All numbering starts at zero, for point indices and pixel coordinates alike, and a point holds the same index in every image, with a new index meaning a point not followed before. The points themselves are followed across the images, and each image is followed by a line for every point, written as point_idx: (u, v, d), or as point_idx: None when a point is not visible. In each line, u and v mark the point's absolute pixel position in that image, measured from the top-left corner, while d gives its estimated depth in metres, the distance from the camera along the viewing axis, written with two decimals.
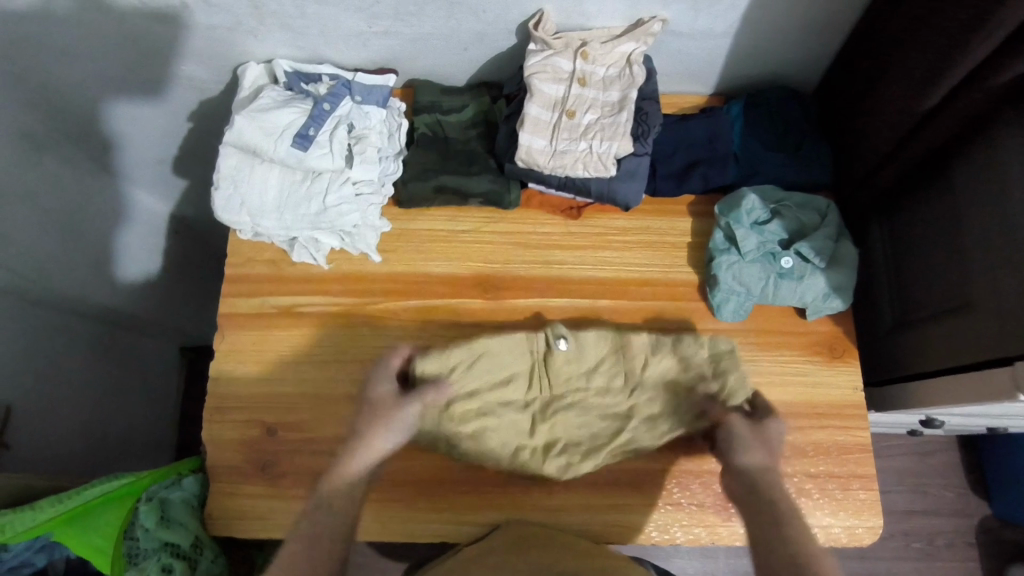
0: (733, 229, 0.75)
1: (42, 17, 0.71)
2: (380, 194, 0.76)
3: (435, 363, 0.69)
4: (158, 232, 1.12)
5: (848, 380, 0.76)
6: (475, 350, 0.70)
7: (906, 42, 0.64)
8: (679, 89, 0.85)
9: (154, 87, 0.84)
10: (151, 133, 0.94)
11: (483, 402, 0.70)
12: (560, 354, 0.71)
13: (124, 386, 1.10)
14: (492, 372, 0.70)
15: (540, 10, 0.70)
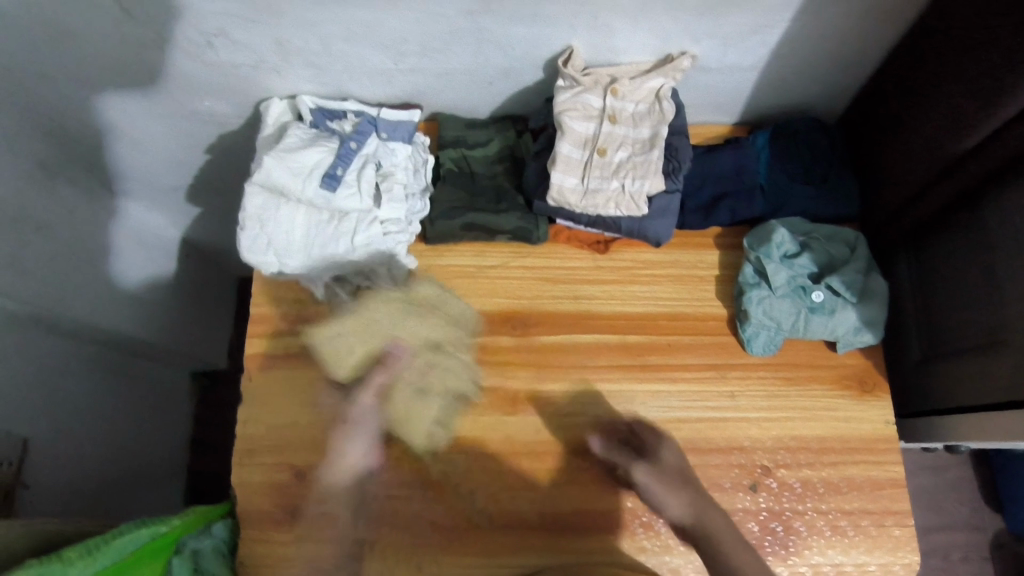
0: (764, 264, 0.74)
1: (60, 51, 0.70)
2: (407, 231, 0.75)
3: (352, 325, 0.73)
4: (167, 256, 1.10)
5: (879, 414, 0.75)
6: (368, 314, 0.73)
7: (946, 78, 0.63)
8: (704, 120, 0.85)
9: (172, 121, 0.83)
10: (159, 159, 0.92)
11: (359, 337, 0.72)
12: (426, 296, 0.76)
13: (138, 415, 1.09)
14: (369, 321, 0.73)
15: (569, 47, 0.69)
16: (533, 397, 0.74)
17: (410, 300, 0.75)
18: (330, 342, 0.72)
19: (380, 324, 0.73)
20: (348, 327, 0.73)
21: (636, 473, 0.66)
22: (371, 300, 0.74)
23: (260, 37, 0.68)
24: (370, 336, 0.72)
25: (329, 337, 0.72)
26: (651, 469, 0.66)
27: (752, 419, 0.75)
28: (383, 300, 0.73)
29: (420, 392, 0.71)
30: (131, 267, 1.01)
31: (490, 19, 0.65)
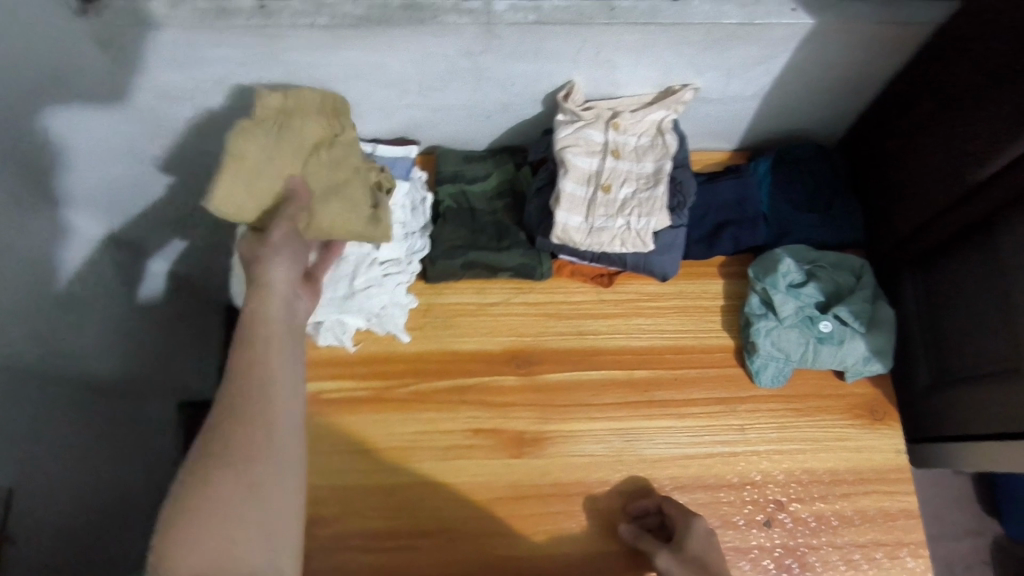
0: (770, 295, 0.73)
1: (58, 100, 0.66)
2: (407, 271, 0.73)
3: (238, 193, 0.59)
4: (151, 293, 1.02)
5: (889, 443, 0.75)
6: (252, 157, 0.59)
7: (962, 106, 0.62)
8: (704, 147, 0.84)
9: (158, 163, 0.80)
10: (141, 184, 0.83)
11: (262, 168, 0.60)
12: (299, 105, 0.63)
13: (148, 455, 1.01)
14: (256, 165, 0.60)
15: (569, 81, 0.68)
16: (541, 438, 0.72)
17: (274, 118, 0.62)
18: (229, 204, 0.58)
19: (304, 136, 0.63)
20: (244, 208, 0.59)
21: (662, 564, 0.62)
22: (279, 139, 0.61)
23: (253, 78, 0.65)
24: (282, 137, 0.61)
25: (230, 203, 0.58)
26: (679, 559, 0.62)
27: (763, 452, 0.74)
28: (286, 124, 0.62)
29: (340, 191, 0.65)
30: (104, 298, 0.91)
31: (490, 58, 0.63)
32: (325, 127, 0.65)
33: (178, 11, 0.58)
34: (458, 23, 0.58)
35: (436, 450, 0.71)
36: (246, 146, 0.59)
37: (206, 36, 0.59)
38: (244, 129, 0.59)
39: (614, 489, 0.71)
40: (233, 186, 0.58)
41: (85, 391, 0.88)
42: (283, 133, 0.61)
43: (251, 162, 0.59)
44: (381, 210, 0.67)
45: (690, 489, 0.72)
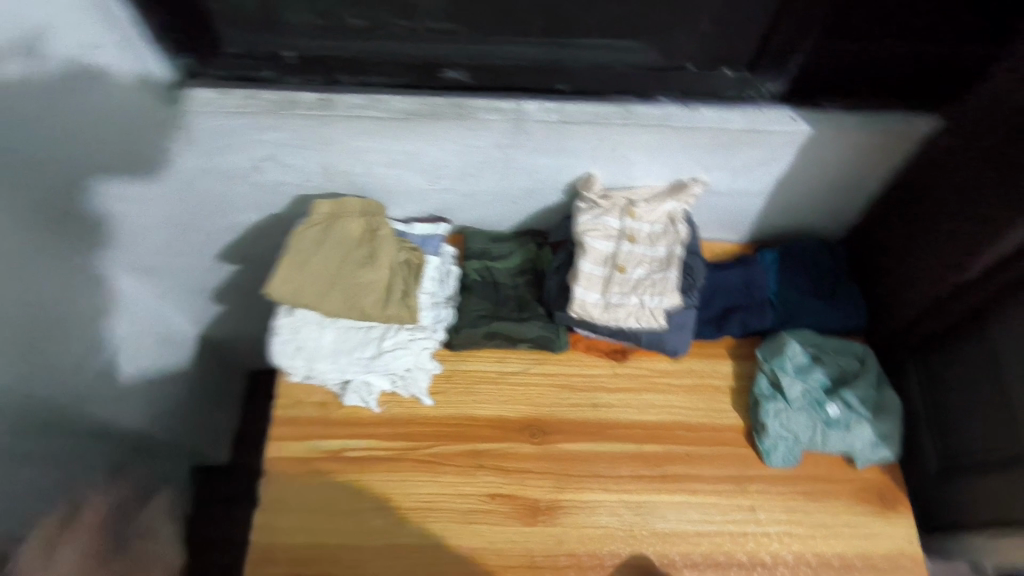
0: (778, 376, 0.77)
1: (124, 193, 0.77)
2: (433, 337, 0.78)
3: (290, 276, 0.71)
4: (88, 346, 0.86)
5: (901, 531, 0.75)
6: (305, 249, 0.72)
7: (949, 204, 0.67)
8: (713, 237, 0.90)
9: (199, 234, 0.88)
10: (143, 189, 0.77)
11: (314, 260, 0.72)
12: (350, 204, 0.76)
13: (36, 542, 0.87)
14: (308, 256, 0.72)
15: (589, 173, 0.76)
16: (554, 507, 0.74)
17: (328, 214, 0.75)
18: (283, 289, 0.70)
19: (347, 233, 0.75)
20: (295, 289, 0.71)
21: None
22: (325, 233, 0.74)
23: (307, 160, 0.74)
24: (331, 234, 0.74)
25: (284, 286, 0.71)
26: None
27: (775, 533, 0.74)
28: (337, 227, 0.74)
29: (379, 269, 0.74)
30: (91, 334, 0.85)
31: (518, 150, 0.71)
32: (364, 225, 0.76)
33: (249, 102, 0.66)
34: (491, 119, 0.67)
35: (453, 514, 0.73)
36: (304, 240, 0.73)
37: (272, 124, 0.68)
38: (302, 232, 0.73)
39: (626, 562, 0.72)
40: (291, 275, 0.71)
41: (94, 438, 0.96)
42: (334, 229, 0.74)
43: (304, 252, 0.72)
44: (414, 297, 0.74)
45: (701, 567, 0.72)
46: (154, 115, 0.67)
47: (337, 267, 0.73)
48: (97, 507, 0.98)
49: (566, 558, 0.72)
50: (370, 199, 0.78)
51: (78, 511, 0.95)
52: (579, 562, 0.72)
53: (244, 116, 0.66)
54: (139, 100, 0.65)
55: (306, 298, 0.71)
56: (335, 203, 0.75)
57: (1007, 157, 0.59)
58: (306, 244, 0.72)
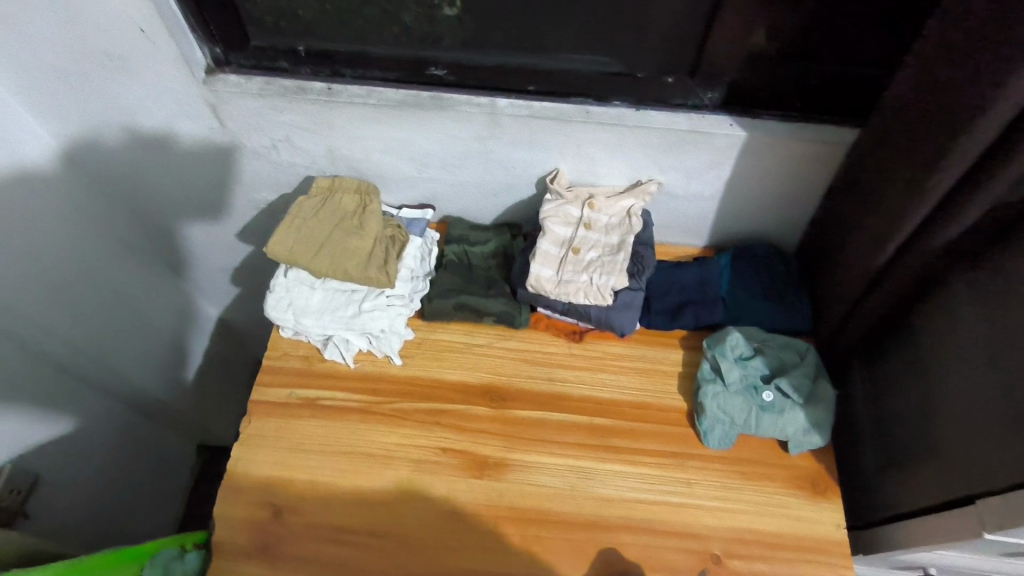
0: (719, 362, 0.83)
1: (174, 196, 1.00)
2: (409, 306, 0.88)
3: (286, 237, 0.83)
4: (126, 307, 1.06)
5: (831, 516, 0.78)
6: (302, 217, 0.84)
7: (862, 203, 0.75)
8: (677, 242, 0.99)
9: (225, 213, 1.03)
10: (178, 173, 0.95)
11: (308, 225, 0.84)
12: (347, 184, 0.88)
13: (52, 473, 0.98)
14: (303, 223, 0.84)
15: (556, 168, 0.86)
16: (502, 464, 0.80)
17: (327, 191, 0.88)
18: (280, 248, 0.82)
19: (341, 207, 0.87)
20: (290, 248, 0.83)
21: None
22: (322, 206, 0.86)
23: (315, 143, 0.86)
24: (327, 205, 0.86)
25: (280, 244, 0.82)
26: None
27: (707, 507, 0.79)
28: (333, 202, 0.86)
29: (363, 235, 0.85)
30: (122, 298, 1.05)
31: (495, 142, 0.82)
32: (356, 201, 0.87)
33: (270, 87, 0.80)
34: (470, 112, 0.78)
35: (408, 462, 0.81)
36: (303, 210, 0.85)
37: (286, 107, 0.81)
38: (302, 204, 0.86)
39: (565, 520, 0.77)
40: (288, 236, 0.83)
41: (120, 394, 1.11)
42: (330, 203, 0.86)
43: (302, 219, 0.84)
44: (392, 262, 0.83)
45: (635, 530, 0.77)
46: (192, 94, 0.81)
47: (329, 232, 0.84)
48: (105, 454, 1.10)
49: (508, 509, 0.78)
50: (366, 182, 0.89)
51: (95, 452, 1.07)
52: (521, 515, 0.77)
53: (265, 98, 0.80)
54: (174, 81, 0.80)
55: (299, 256, 0.83)
56: (332, 183, 0.88)
57: (900, 158, 0.68)
58: (306, 210, 0.85)
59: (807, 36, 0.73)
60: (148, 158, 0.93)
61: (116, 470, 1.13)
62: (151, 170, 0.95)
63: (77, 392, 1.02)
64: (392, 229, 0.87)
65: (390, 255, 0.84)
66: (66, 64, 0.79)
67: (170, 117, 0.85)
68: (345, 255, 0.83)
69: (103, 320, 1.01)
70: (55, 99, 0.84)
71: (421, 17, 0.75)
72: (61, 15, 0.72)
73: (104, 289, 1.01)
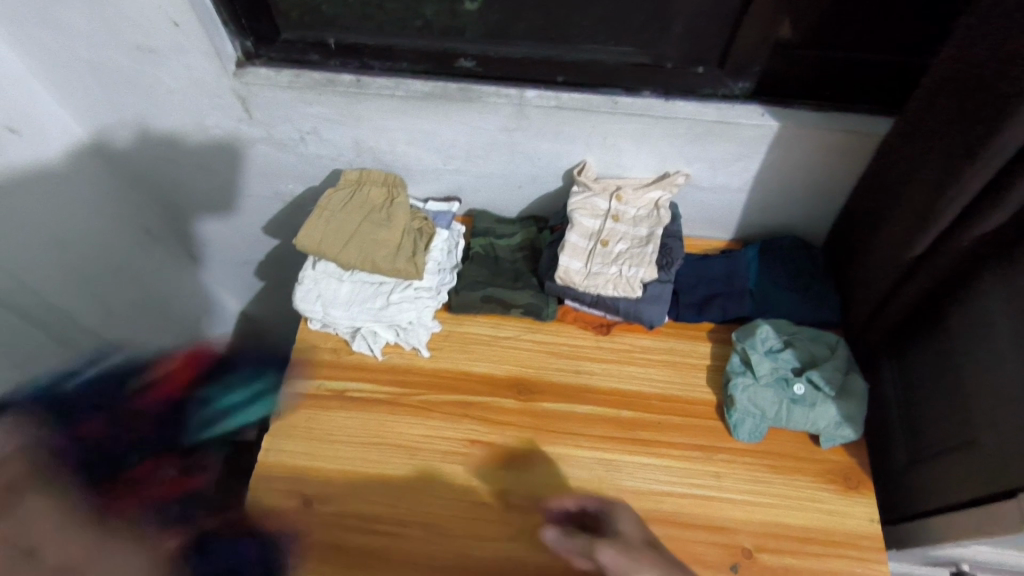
0: (749, 354, 0.82)
1: (202, 186, 1.00)
2: (436, 298, 0.87)
3: (315, 228, 0.84)
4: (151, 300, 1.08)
5: (863, 511, 0.77)
6: (330, 208, 0.85)
7: (895, 193, 0.74)
8: (703, 235, 0.98)
9: (252, 206, 1.04)
10: (205, 166, 0.96)
11: (337, 217, 0.85)
12: (373, 176, 0.89)
13: None
14: (331, 214, 0.85)
15: (583, 160, 0.86)
16: (529, 456, 0.80)
17: (354, 184, 0.88)
18: (308, 238, 0.83)
19: (368, 199, 0.87)
20: (319, 240, 0.83)
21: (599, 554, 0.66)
22: (349, 198, 0.87)
23: (341, 135, 0.87)
24: (354, 197, 0.87)
25: (309, 236, 0.83)
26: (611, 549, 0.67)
27: (735, 500, 0.78)
28: (360, 194, 0.87)
29: (391, 229, 0.86)
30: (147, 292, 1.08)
31: (522, 134, 0.82)
32: (384, 193, 0.88)
33: (299, 79, 0.80)
34: (497, 103, 0.78)
35: (437, 454, 0.81)
36: (331, 202, 0.86)
37: (314, 99, 0.82)
38: (330, 195, 0.87)
39: None
40: (316, 228, 0.84)
41: None
42: (357, 195, 0.87)
43: (330, 210, 0.85)
44: (421, 255, 0.84)
45: (663, 523, 0.77)
46: (222, 88, 0.82)
47: (356, 224, 0.85)
48: None
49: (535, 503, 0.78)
50: (393, 175, 0.90)
51: None
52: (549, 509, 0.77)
53: (293, 91, 0.80)
54: (205, 73, 0.80)
55: (323, 248, 0.84)
56: (359, 175, 0.88)
57: (935, 146, 0.67)
58: (334, 202, 0.86)
59: (840, 24, 0.72)
60: (176, 152, 0.94)
61: None
62: (179, 163, 0.96)
63: None
64: (419, 222, 0.88)
65: (419, 248, 0.85)
66: (99, 58, 0.80)
67: (199, 110, 0.86)
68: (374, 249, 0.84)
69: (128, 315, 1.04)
70: (89, 94, 0.86)
71: (445, 12, 0.76)
72: (96, 8, 0.74)
73: (124, 278, 1.03)
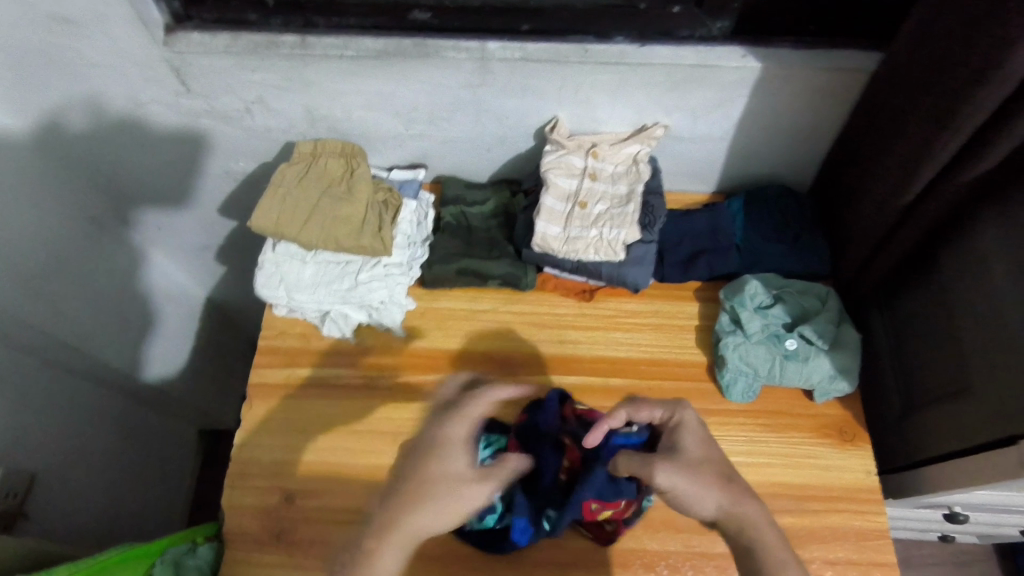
0: (738, 312, 0.79)
1: (147, 169, 0.93)
2: (408, 275, 0.82)
3: (267, 207, 0.77)
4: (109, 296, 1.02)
5: (859, 464, 0.76)
6: (283, 185, 0.79)
7: (885, 137, 0.70)
8: (686, 188, 0.93)
9: (205, 188, 0.97)
10: (147, 146, 0.88)
11: (291, 194, 0.78)
12: (329, 145, 0.82)
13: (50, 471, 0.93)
14: (284, 191, 0.78)
15: (554, 116, 0.80)
16: None
17: (309, 156, 0.82)
18: (261, 219, 0.77)
19: (327, 171, 0.81)
20: (274, 220, 0.77)
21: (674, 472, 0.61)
22: (305, 173, 0.80)
23: (291, 103, 0.80)
24: (310, 169, 0.80)
25: (261, 214, 0.77)
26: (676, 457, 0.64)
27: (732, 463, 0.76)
28: (318, 166, 0.81)
29: (352, 203, 0.79)
30: None
31: (487, 91, 0.76)
32: (343, 165, 0.82)
33: (236, 43, 0.72)
34: (458, 58, 0.71)
35: None
36: (285, 178, 0.79)
37: (256, 65, 0.74)
38: (284, 169, 0.80)
39: None
40: (269, 207, 0.77)
41: (105, 386, 1.06)
42: (313, 168, 0.80)
43: (285, 188, 0.78)
44: (388, 229, 0.79)
45: None
46: (153, 60, 0.74)
47: (316, 200, 0.79)
48: (102, 449, 1.05)
49: None
50: (351, 144, 0.84)
51: (92, 446, 1.03)
52: None
53: (231, 56, 0.73)
54: (131, 44, 0.72)
55: (281, 225, 0.77)
56: (315, 148, 0.82)
57: (930, 84, 0.62)
58: (289, 176, 0.79)
59: None
60: (113, 135, 0.86)
61: (116, 463, 1.09)
62: (116, 143, 0.88)
63: (60, 387, 0.96)
64: (384, 193, 0.82)
65: (385, 221, 0.80)
66: (12, 36, 0.72)
67: (129, 84, 0.78)
68: (334, 225, 0.78)
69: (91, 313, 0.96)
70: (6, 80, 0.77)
71: None
72: None
73: (88, 274, 0.95)
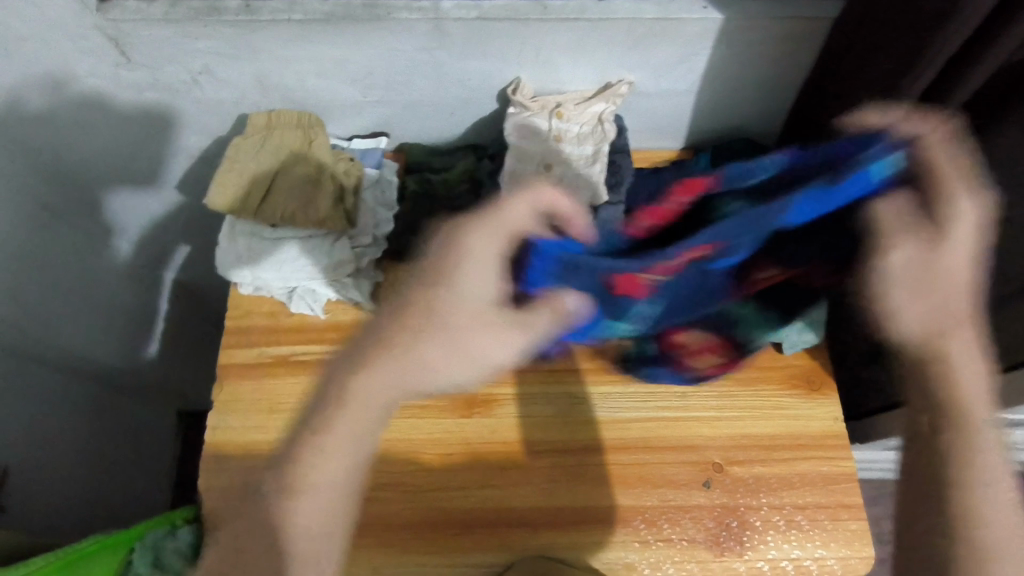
0: None
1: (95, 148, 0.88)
2: (377, 247, 0.82)
3: (222, 187, 0.75)
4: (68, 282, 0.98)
5: (827, 412, 0.78)
6: (240, 162, 0.76)
7: (841, 86, 0.69)
8: (653, 146, 0.92)
9: (159, 166, 0.93)
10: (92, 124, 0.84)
11: (249, 172, 0.76)
12: (283, 114, 0.79)
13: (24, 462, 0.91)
14: (240, 168, 0.76)
15: (516, 78, 0.78)
16: (490, 400, 0.79)
17: (264, 128, 0.78)
18: (217, 200, 0.75)
19: (284, 144, 0.78)
20: (231, 201, 0.76)
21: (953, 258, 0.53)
22: (261, 148, 0.77)
23: (241, 73, 0.76)
24: (265, 143, 0.77)
25: (217, 194, 0.75)
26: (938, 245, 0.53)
27: (705, 418, 0.78)
28: (274, 138, 0.77)
29: (314, 178, 0.78)
30: None
31: (446, 54, 0.73)
32: (301, 136, 0.79)
33: (176, 10, 0.68)
34: (412, 19, 0.68)
35: None
36: (241, 154, 0.76)
37: (199, 34, 0.70)
38: (239, 144, 0.77)
39: (562, 450, 0.77)
40: (226, 186, 0.76)
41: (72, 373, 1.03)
42: (269, 141, 0.77)
43: (241, 165, 0.76)
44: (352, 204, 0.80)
45: (634, 449, 0.77)
46: (88, 29, 0.70)
47: (274, 176, 0.77)
48: (75, 436, 1.03)
49: (506, 460, 0.77)
50: (306, 113, 0.81)
51: (66, 434, 1.01)
52: (521, 461, 0.77)
53: (173, 24, 0.69)
54: (62, 13, 0.68)
55: (240, 203, 0.77)
56: (269, 119, 0.78)
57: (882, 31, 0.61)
58: (243, 153, 0.76)
59: None
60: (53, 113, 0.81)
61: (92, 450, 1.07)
62: (58, 126, 0.82)
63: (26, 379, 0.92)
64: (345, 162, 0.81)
65: (347, 195, 0.79)
66: None
67: (63, 58, 0.73)
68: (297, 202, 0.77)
69: (49, 301, 0.92)
70: None
71: None
72: None
73: (50, 262, 0.91)
